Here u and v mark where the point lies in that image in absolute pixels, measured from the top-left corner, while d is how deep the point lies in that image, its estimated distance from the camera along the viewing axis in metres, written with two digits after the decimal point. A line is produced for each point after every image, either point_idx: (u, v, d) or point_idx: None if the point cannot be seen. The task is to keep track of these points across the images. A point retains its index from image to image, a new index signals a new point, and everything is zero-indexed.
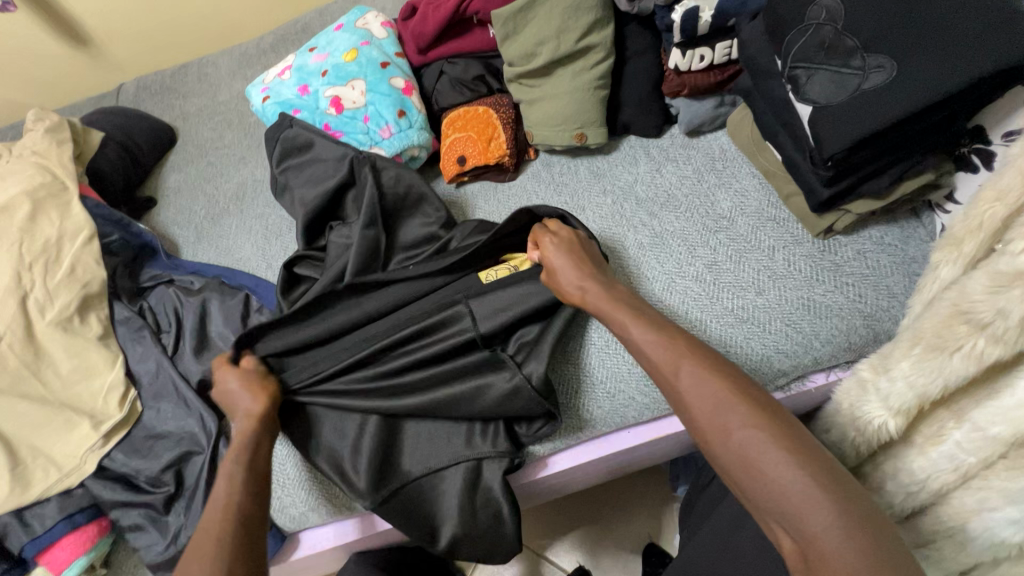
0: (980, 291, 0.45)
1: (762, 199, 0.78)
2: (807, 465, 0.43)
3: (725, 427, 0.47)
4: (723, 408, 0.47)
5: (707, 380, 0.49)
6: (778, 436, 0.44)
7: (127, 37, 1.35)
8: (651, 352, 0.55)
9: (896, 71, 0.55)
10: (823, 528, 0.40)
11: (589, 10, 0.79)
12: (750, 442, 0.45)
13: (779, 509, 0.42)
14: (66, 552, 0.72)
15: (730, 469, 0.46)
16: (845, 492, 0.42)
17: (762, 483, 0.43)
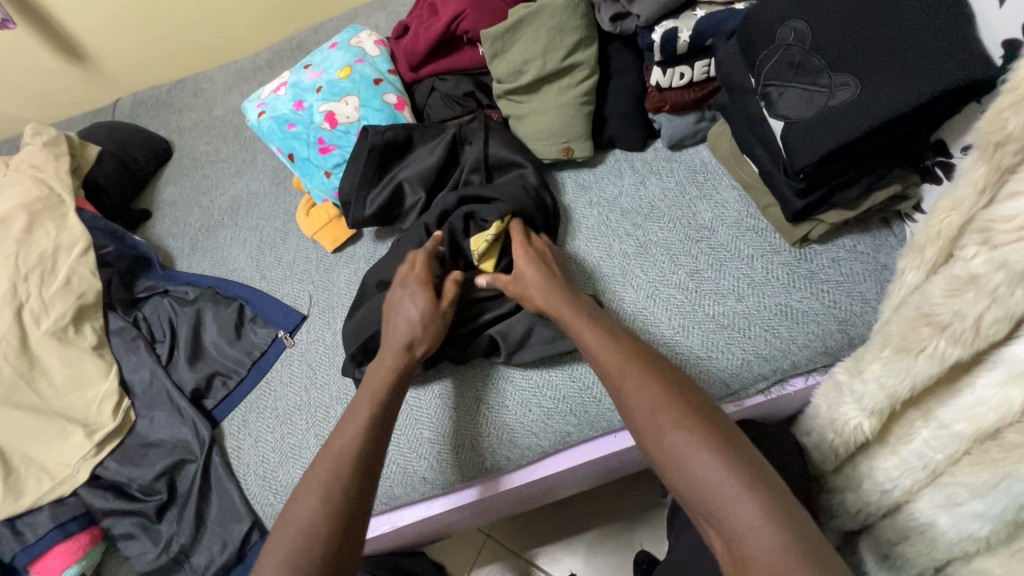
0: (939, 295, 0.47)
1: (741, 210, 0.81)
2: (731, 462, 0.48)
3: (659, 431, 0.52)
4: (661, 411, 0.53)
5: (649, 385, 0.55)
6: (707, 437, 0.50)
7: (124, 53, 1.38)
8: (601, 359, 0.61)
9: (860, 88, 0.58)
10: (749, 526, 0.44)
11: (574, 30, 0.83)
12: (681, 442, 0.50)
13: (712, 506, 0.47)
14: (57, 561, 0.72)
15: (668, 470, 0.51)
16: (768, 487, 0.46)
17: (691, 478, 0.49)
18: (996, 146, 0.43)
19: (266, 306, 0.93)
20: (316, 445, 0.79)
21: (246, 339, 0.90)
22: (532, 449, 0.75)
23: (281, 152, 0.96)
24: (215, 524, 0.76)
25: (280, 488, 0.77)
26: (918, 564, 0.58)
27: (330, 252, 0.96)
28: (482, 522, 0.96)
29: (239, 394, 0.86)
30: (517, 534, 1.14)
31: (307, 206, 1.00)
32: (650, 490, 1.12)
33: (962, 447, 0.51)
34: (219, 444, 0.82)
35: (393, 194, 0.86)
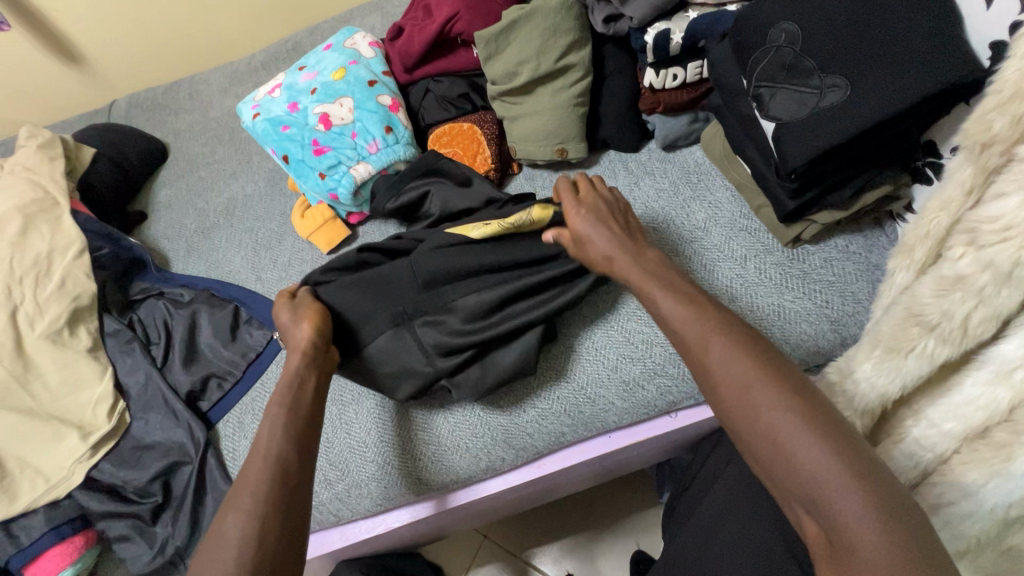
0: (928, 295, 0.47)
1: (734, 210, 0.81)
2: (836, 446, 0.41)
3: (752, 408, 0.45)
4: (757, 386, 0.46)
5: (739, 355, 0.48)
6: (808, 417, 0.43)
7: (120, 54, 1.38)
8: (682, 328, 0.54)
9: (850, 90, 0.59)
10: (856, 514, 0.38)
11: (567, 32, 0.83)
12: (778, 421, 0.43)
13: (808, 492, 0.40)
14: (52, 563, 0.72)
15: (758, 449, 0.44)
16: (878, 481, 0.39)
17: (788, 460, 0.42)
18: (983, 146, 0.44)
19: (261, 308, 0.93)
20: None
21: (242, 341, 0.90)
22: (526, 449, 0.75)
23: (276, 153, 0.96)
24: (209, 526, 0.76)
25: None
26: None
27: (326, 254, 0.97)
28: (478, 523, 0.96)
29: (234, 395, 0.86)
30: (514, 535, 1.14)
31: (303, 208, 1.00)
32: (646, 491, 1.12)
33: (952, 446, 0.51)
34: (214, 447, 0.82)
35: (419, 199, 0.88)
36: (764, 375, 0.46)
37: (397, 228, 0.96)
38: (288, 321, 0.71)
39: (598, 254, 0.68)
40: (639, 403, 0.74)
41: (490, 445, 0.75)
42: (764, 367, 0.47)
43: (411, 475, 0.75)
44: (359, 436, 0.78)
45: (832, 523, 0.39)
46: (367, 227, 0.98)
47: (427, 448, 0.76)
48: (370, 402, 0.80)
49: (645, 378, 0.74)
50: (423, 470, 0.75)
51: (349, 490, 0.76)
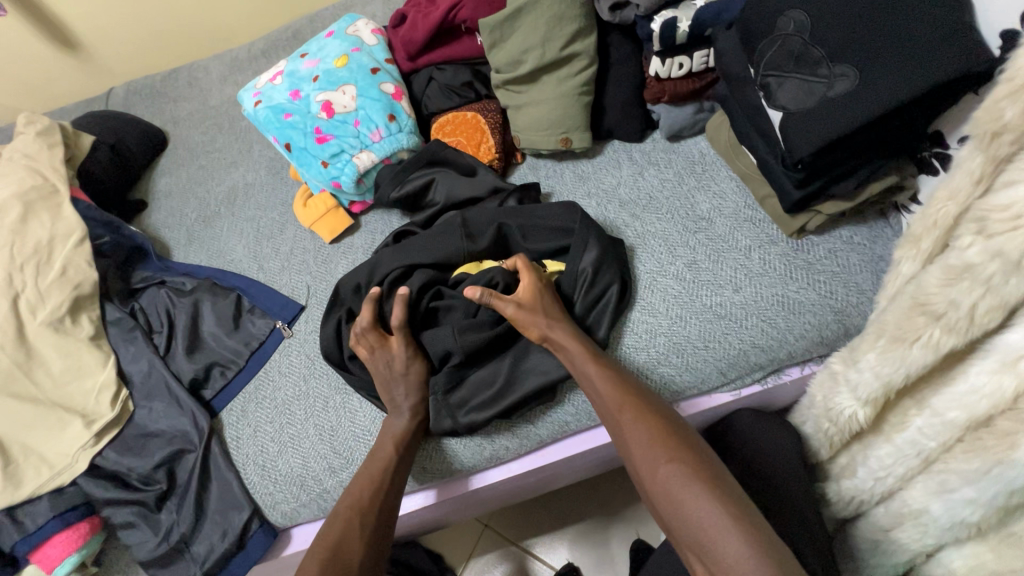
0: (934, 285, 0.47)
1: (739, 201, 0.81)
2: (716, 495, 0.52)
3: (653, 464, 0.57)
4: (655, 445, 0.58)
5: (641, 422, 0.60)
6: (694, 470, 0.55)
7: (117, 41, 1.36)
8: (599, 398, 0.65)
9: (859, 79, 0.59)
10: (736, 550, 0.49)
11: (573, 20, 0.82)
12: (672, 478, 0.55)
13: (695, 531, 0.52)
14: (58, 549, 0.73)
15: (658, 498, 0.56)
16: (748, 519, 0.51)
17: (678, 507, 0.54)
18: (993, 135, 0.43)
19: (263, 296, 0.93)
20: (315, 435, 0.79)
21: (245, 330, 0.90)
22: (529, 437, 0.75)
23: (278, 141, 0.95)
24: (214, 514, 0.76)
25: (280, 477, 0.78)
26: (908, 549, 0.60)
27: (328, 243, 0.96)
28: (480, 511, 0.97)
29: (238, 384, 0.86)
30: (516, 524, 1.15)
31: (305, 197, 0.99)
32: None
33: (955, 435, 0.51)
34: (218, 435, 0.82)
35: (424, 186, 0.88)
36: (654, 440, 0.59)
37: (400, 218, 0.96)
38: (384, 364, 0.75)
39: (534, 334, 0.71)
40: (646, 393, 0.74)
41: (497, 433, 0.75)
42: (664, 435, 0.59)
43: (421, 462, 0.76)
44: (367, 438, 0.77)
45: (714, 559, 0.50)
46: (370, 216, 0.98)
47: (441, 438, 0.76)
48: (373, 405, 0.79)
49: (649, 367, 0.73)
50: (430, 457, 0.76)
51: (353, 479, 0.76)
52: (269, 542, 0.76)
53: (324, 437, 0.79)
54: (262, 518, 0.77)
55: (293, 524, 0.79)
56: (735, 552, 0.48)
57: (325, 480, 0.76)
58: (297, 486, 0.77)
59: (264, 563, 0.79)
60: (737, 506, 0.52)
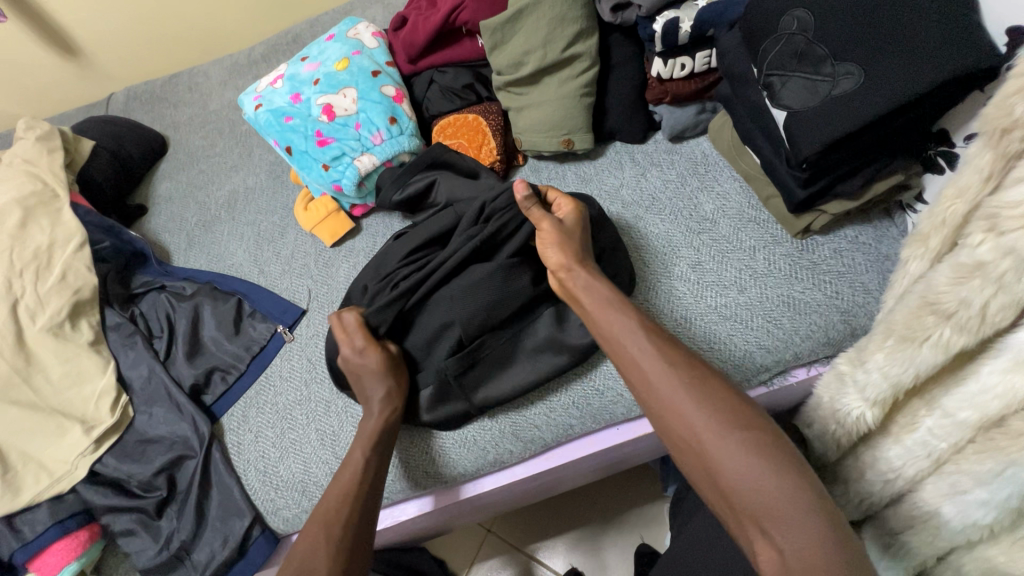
0: (944, 283, 0.47)
1: (743, 202, 0.80)
2: (787, 476, 0.48)
3: (708, 440, 0.52)
4: (719, 419, 0.52)
5: (699, 393, 0.55)
6: (763, 450, 0.50)
7: (117, 46, 1.36)
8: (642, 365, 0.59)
9: (864, 78, 0.58)
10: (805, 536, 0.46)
11: (574, 21, 0.82)
12: (734, 456, 0.50)
13: (764, 516, 0.48)
14: (57, 558, 0.72)
15: (719, 478, 0.51)
16: (818, 502, 0.48)
17: (747, 489, 0.49)
18: (1003, 132, 0.43)
19: (264, 300, 0.92)
20: (317, 440, 0.78)
21: (245, 334, 0.89)
22: (533, 441, 0.74)
23: (279, 145, 0.94)
24: (215, 520, 0.75)
25: (281, 483, 0.77)
26: (919, 553, 0.59)
27: (329, 246, 0.96)
28: (482, 517, 0.96)
29: (239, 389, 0.85)
30: (519, 529, 1.14)
31: (306, 201, 0.99)
32: (651, 484, 1.12)
33: (965, 435, 0.51)
34: (219, 440, 0.82)
35: (425, 188, 0.87)
36: (709, 412, 0.53)
37: (401, 221, 0.96)
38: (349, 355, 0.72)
39: (552, 262, 0.71)
40: None
41: (500, 436, 0.75)
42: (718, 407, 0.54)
43: (428, 464, 0.75)
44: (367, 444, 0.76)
45: (785, 542, 0.46)
46: (371, 219, 0.97)
47: (444, 442, 0.76)
48: None
49: None
50: (430, 460, 0.75)
51: None
52: (270, 549, 0.75)
53: (326, 441, 0.78)
54: (263, 524, 0.76)
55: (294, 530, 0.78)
56: (809, 539, 0.45)
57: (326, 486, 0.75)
58: (298, 492, 0.76)
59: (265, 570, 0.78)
60: (806, 488, 0.48)
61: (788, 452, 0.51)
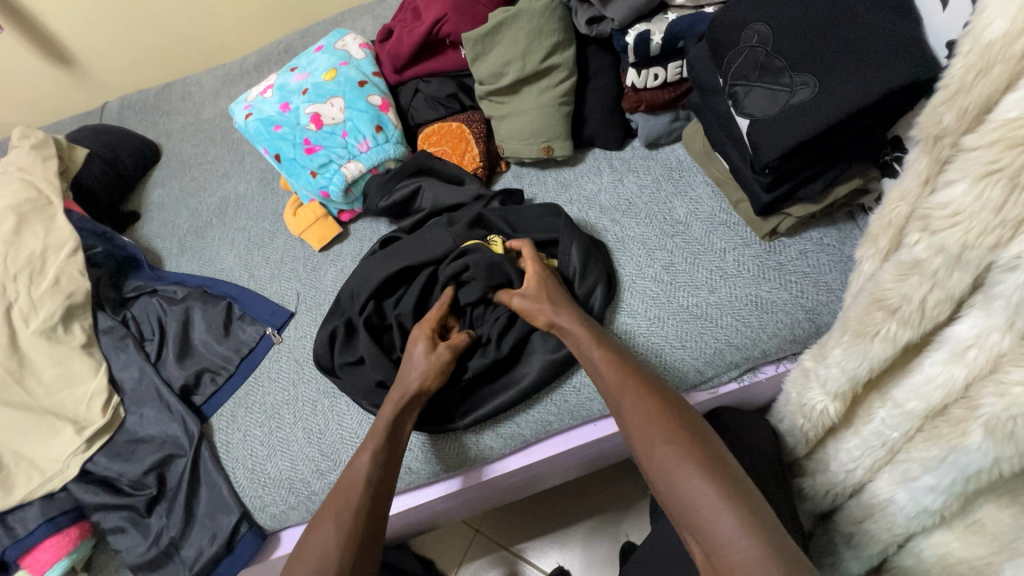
0: (889, 280, 0.50)
1: (714, 205, 0.84)
2: (714, 477, 0.51)
3: (651, 443, 0.57)
4: (657, 429, 0.57)
5: (641, 405, 0.59)
6: (693, 455, 0.53)
7: (111, 56, 1.39)
8: (604, 376, 0.65)
9: (819, 88, 0.62)
10: (731, 536, 0.47)
11: (551, 33, 0.86)
12: (669, 457, 0.54)
13: (693, 516, 0.51)
14: (47, 554, 0.73)
15: (655, 484, 0.55)
16: (746, 503, 0.49)
17: (676, 491, 0.52)
18: (936, 138, 0.46)
19: (253, 303, 0.95)
20: (304, 438, 0.81)
21: (235, 337, 0.91)
22: (514, 437, 0.77)
23: (268, 152, 0.97)
24: (204, 517, 0.77)
25: (268, 480, 0.79)
26: (880, 540, 0.61)
27: (318, 251, 0.98)
28: (466, 514, 0.98)
29: (228, 390, 0.88)
30: (506, 528, 1.16)
31: (295, 206, 1.02)
32: (635, 482, 1.14)
33: (915, 424, 0.53)
34: (208, 439, 0.84)
35: (412, 193, 0.90)
36: (654, 419, 0.58)
37: (388, 226, 0.99)
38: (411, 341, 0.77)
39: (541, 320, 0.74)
40: None
41: (481, 433, 0.77)
42: (662, 414, 0.58)
43: (451, 451, 0.77)
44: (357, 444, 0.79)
45: (712, 543, 0.48)
46: (359, 224, 1.00)
47: (427, 437, 0.78)
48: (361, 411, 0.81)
49: None
50: (471, 446, 0.77)
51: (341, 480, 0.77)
52: (258, 545, 0.77)
53: (314, 439, 0.80)
54: (251, 521, 0.78)
55: (282, 527, 0.80)
56: (730, 537, 0.47)
57: (312, 482, 0.78)
58: (285, 489, 0.78)
59: (254, 566, 0.80)
60: (737, 491, 0.50)
61: (725, 461, 0.53)
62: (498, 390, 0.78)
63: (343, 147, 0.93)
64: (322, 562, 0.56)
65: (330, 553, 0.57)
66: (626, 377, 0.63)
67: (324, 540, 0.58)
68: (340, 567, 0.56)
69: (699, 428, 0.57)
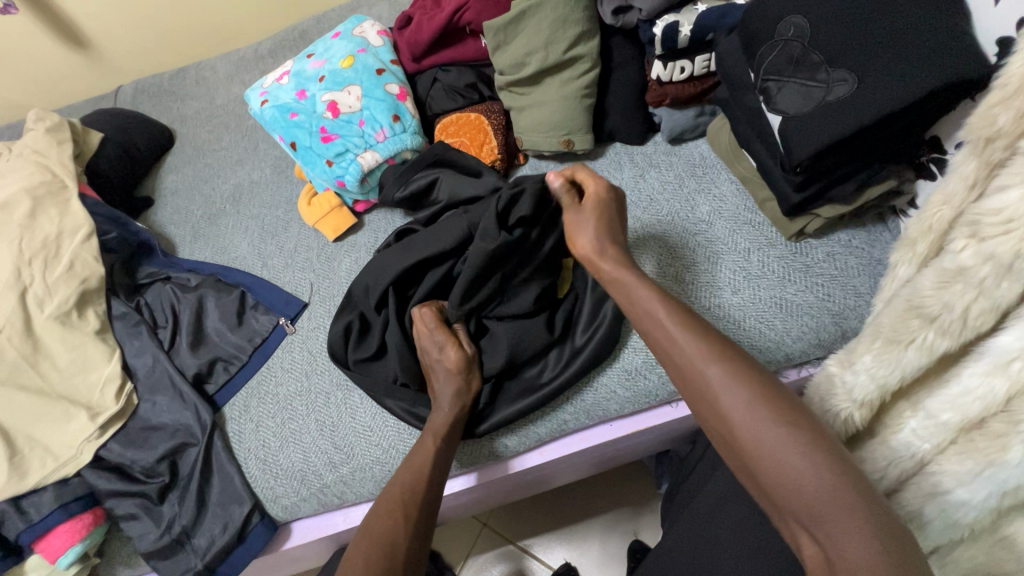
0: (929, 288, 0.48)
1: (738, 204, 0.82)
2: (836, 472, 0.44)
3: (754, 429, 0.48)
4: (760, 411, 0.48)
5: (737, 381, 0.50)
6: (809, 441, 0.46)
7: (126, 39, 1.38)
8: (680, 349, 0.55)
9: (857, 84, 0.59)
10: (857, 538, 0.41)
11: (576, 22, 0.83)
12: (781, 444, 0.46)
13: (808, 517, 0.44)
14: (61, 539, 0.73)
15: (755, 471, 0.47)
16: (865, 492, 0.44)
17: (786, 484, 0.45)
18: (987, 141, 0.44)
19: (267, 293, 0.94)
20: (316, 429, 0.80)
21: (248, 326, 0.91)
22: (529, 436, 0.76)
23: (283, 140, 0.96)
24: (215, 506, 0.77)
25: (280, 471, 0.79)
26: None
27: (331, 241, 0.97)
28: (475, 510, 0.97)
29: (240, 379, 0.87)
30: (514, 523, 1.16)
31: (310, 195, 1.00)
32: (644, 481, 1.14)
33: (948, 436, 0.51)
34: (221, 428, 0.83)
35: (428, 184, 0.89)
36: (754, 394, 0.49)
37: (403, 217, 0.97)
38: (429, 349, 0.75)
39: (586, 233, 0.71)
40: (642, 391, 0.75)
41: (497, 432, 0.77)
42: (763, 393, 0.49)
43: (465, 447, 0.77)
44: (374, 441, 0.78)
45: (831, 541, 0.42)
46: (373, 215, 0.99)
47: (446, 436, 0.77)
48: (375, 406, 0.80)
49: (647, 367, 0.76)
50: (486, 444, 0.76)
51: (353, 474, 0.77)
52: (269, 537, 0.77)
53: (327, 431, 0.80)
54: (263, 511, 0.78)
55: (293, 518, 0.80)
56: (857, 535, 0.41)
57: (324, 477, 0.77)
58: (298, 481, 0.78)
59: (263, 557, 0.79)
60: (845, 466, 0.45)
61: (837, 445, 0.47)
62: (519, 393, 0.77)
63: (358, 135, 0.92)
64: (391, 551, 0.57)
65: (399, 543, 0.58)
66: (709, 346, 0.54)
67: (392, 529, 0.60)
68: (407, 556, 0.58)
69: (800, 404, 0.50)
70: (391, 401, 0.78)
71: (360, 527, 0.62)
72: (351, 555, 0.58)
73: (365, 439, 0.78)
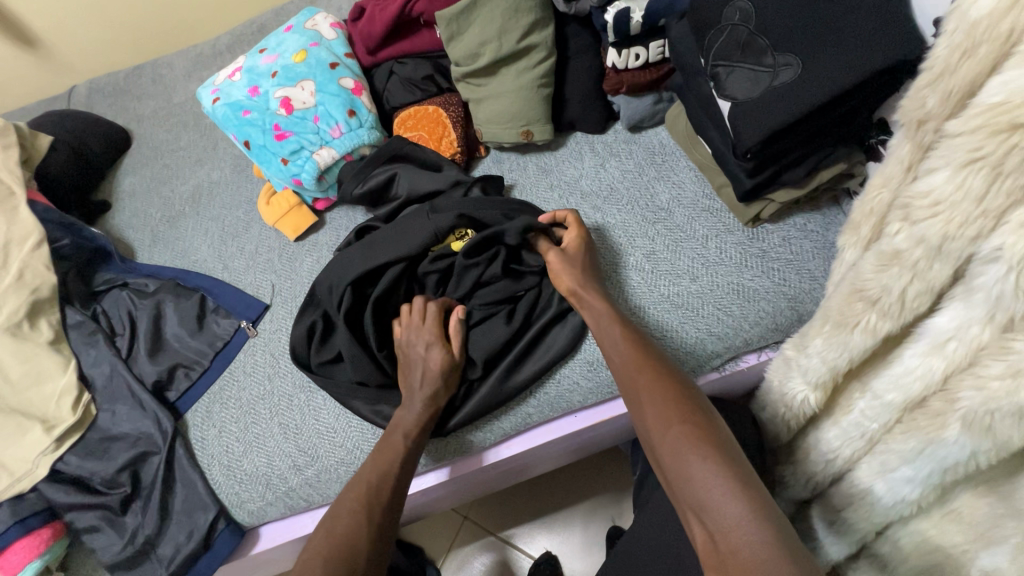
0: (869, 271, 0.48)
1: (697, 191, 0.82)
2: (729, 468, 0.50)
3: (664, 425, 0.55)
4: (670, 409, 0.56)
5: (657, 387, 0.59)
6: (708, 439, 0.52)
7: (76, 37, 1.33)
8: (618, 358, 0.64)
9: (802, 69, 0.59)
10: (739, 520, 0.46)
11: (528, 11, 0.82)
12: (680, 441, 0.53)
13: (701, 503, 0.49)
14: (18, 556, 0.71)
15: (663, 464, 0.54)
16: (756, 489, 0.48)
17: (685, 475, 0.51)
18: (919, 123, 0.44)
19: (227, 296, 0.92)
20: (280, 433, 0.79)
21: (209, 331, 0.89)
22: (495, 430, 0.77)
23: (237, 139, 0.93)
24: (179, 515, 0.76)
25: (245, 476, 0.78)
26: (860, 528, 0.60)
27: (293, 241, 0.96)
28: (456, 503, 0.98)
29: (203, 384, 0.86)
30: (495, 515, 1.16)
31: (269, 194, 0.98)
32: (621, 467, 1.15)
33: (893, 416, 0.52)
34: (182, 436, 0.82)
35: (386, 181, 0.87)
36: (668, 398, 0.57)
37: (365, 214, 0.96)
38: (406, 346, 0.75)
39: (564, 286, 0.74)
40: (605, 381, 0.75)
41: (467, 428, 0.77)
42: (675, 399, 0.57)
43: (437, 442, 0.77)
44: (338, 443, 0.77)
45: (718, 524, 0.47)
46: (335, 213, 0.97)
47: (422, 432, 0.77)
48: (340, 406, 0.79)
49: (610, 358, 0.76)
50: (453, 441, 0.76)
51: (319, 476, 0.76)
52: (236, 542, 0.76)
53: (292, 433, 0.79)
54: (228, 518, 0.77)
55: (260, 523, 0.80)
56: (738, 519, 0.46)
57: (289, 479, 0.77)
58: (263, 485, 0.77)
59: (231, 563, 0.79)
60: (739, 465, 0.50)
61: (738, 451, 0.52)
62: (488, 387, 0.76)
63: (314, 131, 0.90)
64: (353, 553, 0.57)
65: (361, 547, 0.58)
66: (642, 357, 0.63)
67: (358, 526, 0.60)
68: (368, 558, 0.57)
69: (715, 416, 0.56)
70: (355, 401, 0.78)
71: (322, 525, 0.62)
72: (310, 554, 0.58)
73: (329, 440, 0.78)
